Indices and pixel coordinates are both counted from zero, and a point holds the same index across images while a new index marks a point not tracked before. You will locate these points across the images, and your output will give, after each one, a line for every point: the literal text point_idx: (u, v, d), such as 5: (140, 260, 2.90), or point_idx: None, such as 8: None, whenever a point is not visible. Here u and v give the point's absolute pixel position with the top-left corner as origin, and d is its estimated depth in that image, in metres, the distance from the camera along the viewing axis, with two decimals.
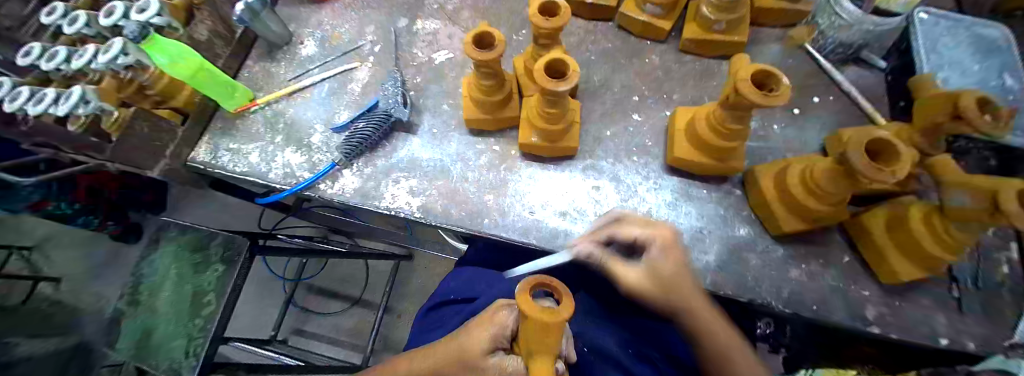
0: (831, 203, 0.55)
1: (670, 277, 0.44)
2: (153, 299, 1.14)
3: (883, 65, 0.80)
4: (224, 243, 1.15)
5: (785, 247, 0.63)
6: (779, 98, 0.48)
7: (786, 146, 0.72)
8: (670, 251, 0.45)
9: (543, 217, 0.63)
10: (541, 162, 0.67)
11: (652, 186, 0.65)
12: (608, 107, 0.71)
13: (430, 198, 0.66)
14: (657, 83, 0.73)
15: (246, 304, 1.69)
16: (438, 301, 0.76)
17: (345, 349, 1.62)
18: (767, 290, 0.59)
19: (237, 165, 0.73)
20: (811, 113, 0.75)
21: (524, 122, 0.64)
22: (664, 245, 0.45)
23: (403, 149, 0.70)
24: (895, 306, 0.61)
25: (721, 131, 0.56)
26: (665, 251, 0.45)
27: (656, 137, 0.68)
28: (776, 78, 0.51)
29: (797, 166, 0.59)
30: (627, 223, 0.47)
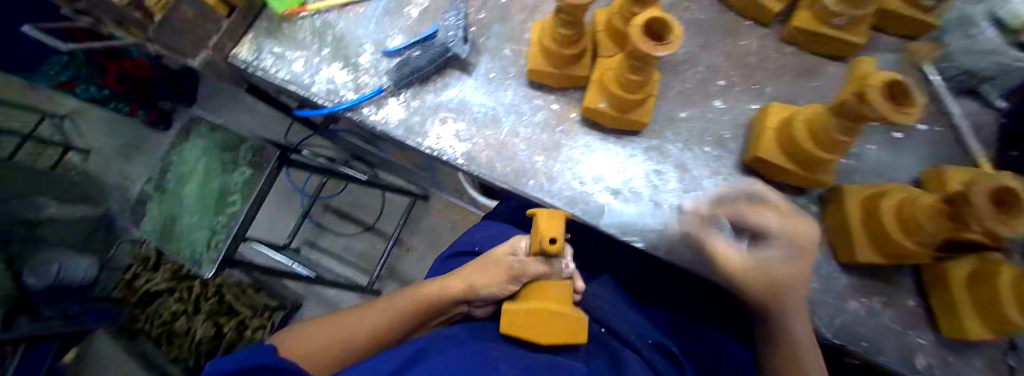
0: (921, 241, 0.49)
1: (772, 287, 0.40)
2: (178, 188, 1.18)
3: (1002, 105, 0.66)
4: (254, 148, 1.15)
5: (846, 275, 0.58)
6: (914, 117, 0.41)
7: (874, 168, 0.64)
8: (800, 257, 0.39)
9: (592, 191, 0.59)
10: (602, 132, 0.62)
11: (720, 183, 0.60)
12: (687, 86, 0.63)
13: (475, 146, 0.61)
14: (750, 70, 0.64)
15: (265, 210, 1.74)
16: (460, 249, 0.78)
17: (353, 270, 1.67)
18: (817, 315, 0.56)
19: (280, 71, 0.69)
20: (911, 137, 0.66)
21: (595, 83, 0.57)
22: (794, 248, 0.39)
23: (455, 88, 0.64)
24: (947, 361, 0.56)
25: (823, 139, 0.49)
26: (794, 260, 0.39)
27: (735, 130, 0.62)
28: (904, 90, 0.44)
29: (892, 196, 0.52)
30: (758, 210, 0.41)
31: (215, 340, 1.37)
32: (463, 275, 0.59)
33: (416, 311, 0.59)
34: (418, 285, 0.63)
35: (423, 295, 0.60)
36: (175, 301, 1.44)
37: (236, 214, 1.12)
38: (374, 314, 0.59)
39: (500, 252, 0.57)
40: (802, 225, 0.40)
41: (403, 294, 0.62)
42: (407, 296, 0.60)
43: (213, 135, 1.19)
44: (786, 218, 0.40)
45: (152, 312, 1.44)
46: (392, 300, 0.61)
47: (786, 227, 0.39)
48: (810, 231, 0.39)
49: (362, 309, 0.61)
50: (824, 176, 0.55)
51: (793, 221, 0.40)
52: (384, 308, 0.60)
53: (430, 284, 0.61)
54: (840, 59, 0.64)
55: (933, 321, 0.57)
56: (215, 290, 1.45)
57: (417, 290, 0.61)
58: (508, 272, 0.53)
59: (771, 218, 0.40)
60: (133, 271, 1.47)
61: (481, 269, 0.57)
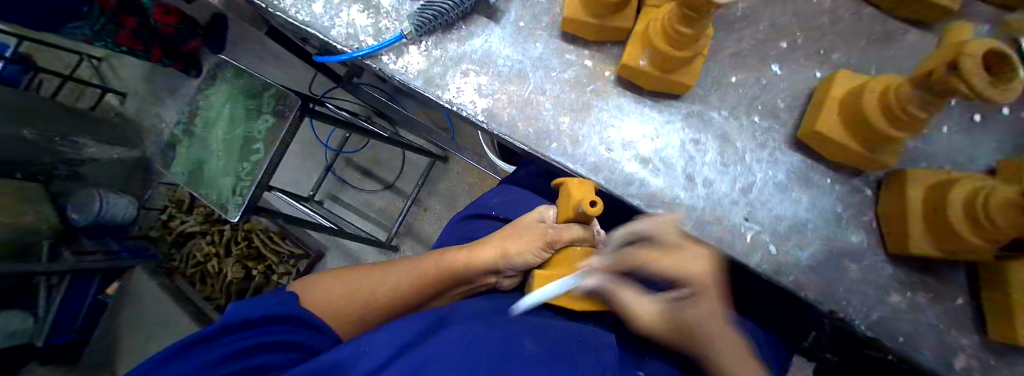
0: (994, 239, 0.43)
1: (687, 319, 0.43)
2: (206, 133, 1.20)
3: None
4: (277, 96, 1.14)
5: (893, 268, 0.53)
6: (1005, 94, 0.37)
7: (946, 153, 0.57)
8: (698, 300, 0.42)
9: (620, 159, 0.55)
10: (638, 94, 0.56)
11: (764, 158, 0.55)
12: (743, 47, 0.56)
13: (498, 102, 0.58)
14: (818, 31, 0.56)
15: (290, 161, 1.77)
16: (477, 212, 0.76)
17: (372, 225, 1.71)
18: (853, 307, 0.52)
19: (299, 11, 0.64)
20: (995, 122, 0.57)
21: (636, 37, 0.52)
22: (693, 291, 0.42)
23: (480, 37, 0.60)
24: (990, 367, 0.51)
25: (893, 114, 0.43)
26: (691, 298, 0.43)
27: (791, 100, 0.55)
28: (1004, 59, 0.36)
29: (962, 185, 0.45)
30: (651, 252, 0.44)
31: (243, 282, 1.50)
32: (493, 242, 0.58)
33: (436, 279, 0.57)
34: (441, 252, 0.61)
35: (445, 264, 0.58)
36: (208, 244, 1.56)
37: (260, 162, 1.11)
38: (396, 276, 0.58)
39: (529, 218, 0.58)
40: (693, 261, 0.42)
41: (424, 261, 0.60)
42: (429, 264, 0.59)
43: (237, 80, 1.18)
44: (675, 258, 0.43)
45: (186, 251, 1.56)
46: (413, 265, 0.59)
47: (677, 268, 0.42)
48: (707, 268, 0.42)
49: (381, 272, 0.59)
50: (890, 158, 0.49)
51: (695, 263, 0.42)
52: (408, 270, 0.59)
53: (455, 254, 0.59)
54: (926, 23, 0.55)
55: (981, 324, 0.52)
56: (244, 235, 1.55)
57: (443, 256, 0.59)
58: (542, 238, 0.53)
59: (662, 261, 0.43)
60: (170, 213, 1.59)
61: (513, 237, 0.56)
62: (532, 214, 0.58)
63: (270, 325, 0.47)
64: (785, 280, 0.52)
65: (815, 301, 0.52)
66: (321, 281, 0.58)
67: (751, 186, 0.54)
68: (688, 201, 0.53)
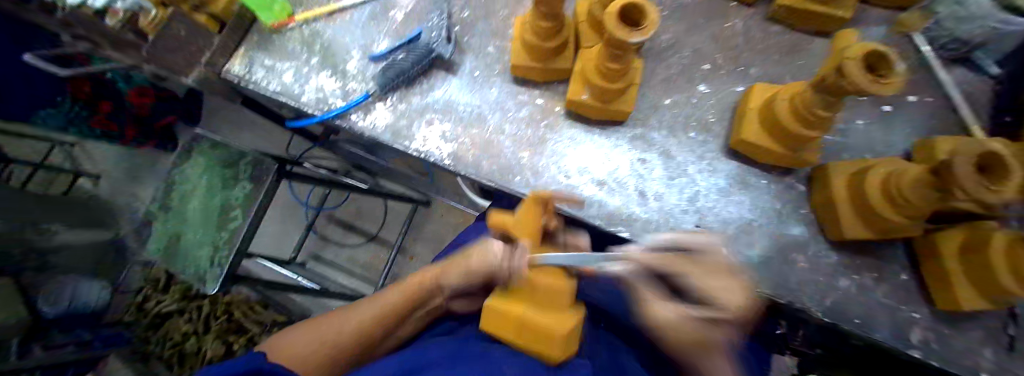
0: (910, 215, 0.49)
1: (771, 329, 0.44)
2: (182, 206, 1.20)
3: (993, 72, 0.65)
4: (253, 162, 1.16)
5: (838, 254, 0.58)
6: (890, 88, 0.41)
7: (865, 145, 0.64)
8: (721, 325, 0.31)
9: (579, 183, 0.60)
10: (586, 124, 0.62)
11: (705, 168, 0.60)
12: (671, 72, 0.64)
13: (462, 145, 0.62)
14: (734, 53, 0.64)
15: (269, 223, 1.76)
16: (455, 248, 0.79)
17: (357, 279, 1.69)
18: (808, 296, 0.56)
19: (271, 83, 0.70)
20: (901, 112, 0.65)
21: (577, 75, 0.58)
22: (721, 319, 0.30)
23: (440, 89, 0.65)
24: (944, 336, 0.55)
25: (802, 115, 0.50)
26: (715, 326, 0.31)
27: (720, 114, 0.62)
28: (884, 59, 0.43)
29: (878, 171, 0.51)
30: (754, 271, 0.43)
31: (225, 357, 1.44)
32: (446, 269, 0.59)
33: (404, 302, 0.59)
34: (406, 277, 0.62)
35: (412, 282, 0.60)
36: (186, 321, 1.51)
37: (238, 229, 1.12)
38: (363, 307, 0.59)
39: (481, 252, 0.56)
40: (732, 286, 0.31)
41: (390, 289, 0.61)
42: (394, 289, 0.60)
43: (213, 150, 1.20)
44: (712, 275, 0.31)
45: (162, 332, 1.51)
46: (379, 296, 0.60)
47: (708, 292, 0.30)
48: (743, 297, 0.30)
49: (348, 310, 0.59)
50: (812, 155, 0.55)
51: (733, 287, 0.30)
52: (372, 306, 0.58)
53: (419, 273, 0.61)
54: (824, 36, 0.64)
55: (927, 297, 0.57)
56: (224, 308, 1.53)
57: (403, 285, 0.60)
58: (487, 267, 0.54)
59: (703, 278, 0.31)
60: (145, 294, 1.57)
61: (464, 263, 0.57)
62: (486, 242, 0.56)
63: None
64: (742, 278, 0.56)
65: (774, 296, 0.56)
66: (293, 332, 0.57)
67: (699, 195, 0.59)
68: (644, 215, 0.58)
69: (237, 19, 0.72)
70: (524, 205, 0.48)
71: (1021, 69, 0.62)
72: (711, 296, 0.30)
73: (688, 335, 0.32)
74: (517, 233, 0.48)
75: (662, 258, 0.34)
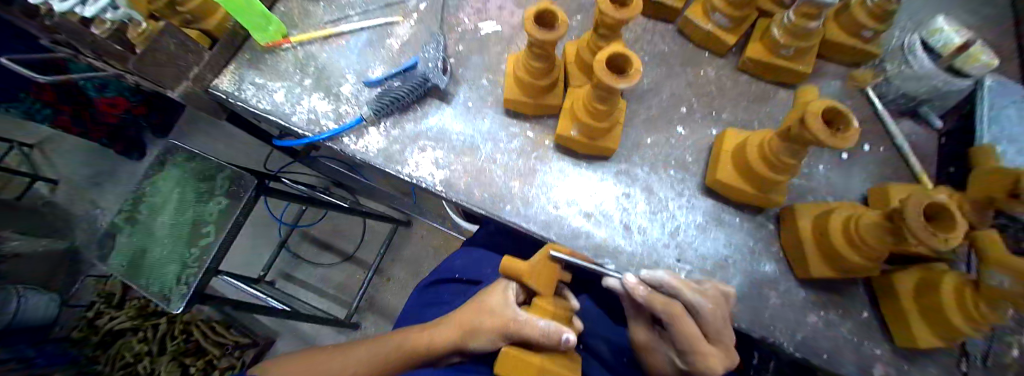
0: (868, 257, 0.53)
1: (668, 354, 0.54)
2: (150, 219, 1.15)
3: (938, 125, 0.72)
4: (230, 177, 1.13)
5: (805, 289, 0.62)
6: (849, 141, 0.45)
7: (828, 188, 0.69)
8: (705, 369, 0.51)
9: (566, 214, 0.62)
10: (575, 158, 0.65)
11: (685, 204, 0.64)
12: (652, 113, 0.68)
13: (453, 172, 0.64)
14: (709, 98, 0.70)
15: (240, 238, 1.70)
16: (436, 277, 0.79)
17: (332, 301, 1.64)
18: (780, 330, 0.59)
19: (261, 101, 0.70)
20: (858, 159, 0.71)
21: (566, 112, 0.61)
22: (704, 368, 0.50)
23: (433, 117, 0.67)
24: (903, 369, 0.59)
25: (772, 161, 0.54)
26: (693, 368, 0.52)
27: (697, 154, 0.66)
28: (845, 117, 0.47)
29: (840, 214, 0.56)
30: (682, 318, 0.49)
31: None
32: (456, 319, 0.58)
33: (397, 360, 0.58)
34: (405, 331, 0.61)
35: (409, 345, 0.58)
36: (139, 341, 1.43)
37: (209, 246, 1.07)
38: (356, 359, 0.59)
39: (497, 303, 0.56)
40: (712, 351, 0.49)
41: (386, 340, 0.61)
42: (390, 346, 0.59)
43: (188, 164, 1.16)
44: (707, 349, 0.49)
45: (114, 352, 1.42)
46: (372, 348, 0.60)
47: (701, 358, 0.48)
48: (724, 362, 0.49)
49: (343, 352, 0.61)
50: (780, 196, 0.60)
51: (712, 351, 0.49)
52: (365, 352, 0.60)
53: (417, 334, 0.59)
54: (789, 87, 0.70)
55: (888, 333, 0.61)
56: (183, 327, 1.46)
57: (404, 336, 0.60)
58: (504, 326, 0.52)
59: (691, 340, 0.48)
60: (97, 309, 1.47)
61: (478, 316, 0.56)
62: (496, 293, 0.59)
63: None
64: None
65: (749, 329, 0.59)
66: (287, 361, 0.60)
67: (679, 229, 0.62)
68: (627, 248, 0.60)
69: (230, 35, 0.72)
70: (537, 255, 0.53)
71: (963, 125, 0.69)
72: (696, 352, 0.49)
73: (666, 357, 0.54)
74: (530, 283, 0.52)
75: (654, 302, 0.49)
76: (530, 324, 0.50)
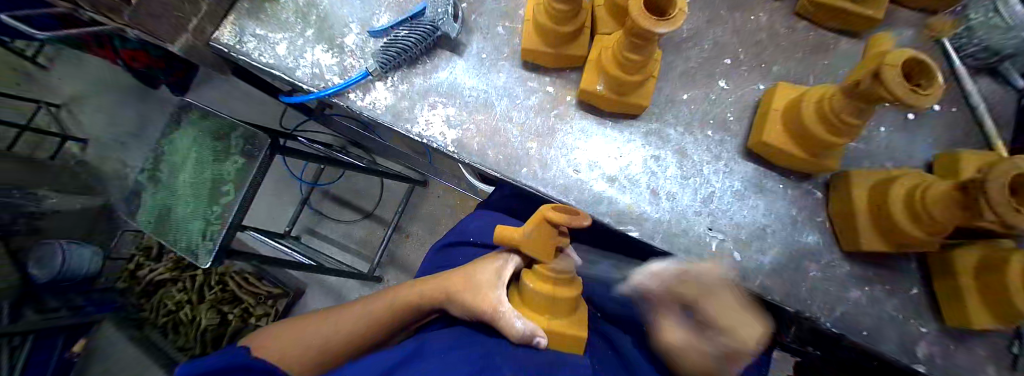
0: (931, 231, 0.47)
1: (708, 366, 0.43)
2: (172, 178, 1.16)
3: (1022, 84, 0.62)
4: (246, 137, 1.10)
5: (849, 263, 0.57)
6: (931, 99, 0.38)
7: (887, 152, 0.61)
8: (737, 356, 0.42)
9: (588, 179, 0.57)
10: (599, 116, 0.59)
11: (721, 168, 0.58)
12: (690, 66, 0.60)
13: (467, 132, 0.59)
14: (758, 47, 0.61)
15: (262, 197, 1.73)
16: (453, 239, 0.77)
17: (353, 256, 1.67)
18: (817, 305, 0.55)
19: (263, 55, 0.66)
20: (924, 119, 0.62)
21: (591, 64, 0.55)
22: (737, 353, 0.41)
23: (444, 70, 0.61)
24: (949, 349, 0.54)
25: (830, 121, 0.47)
26: (731, 358, 0.42)
27: (739, 113, 0.59)
28: (926, 67, 0.39)
29: (902, 182, 0.49)
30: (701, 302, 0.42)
31: (219, 328, 1.46)
32: (442, 282, 0.57)
33: (391, 316, 0.58)
34: (394, 289, 0.61)
35: (398, 300, 0.58)
36: (179, 291, 1.51)
37: (230, 204, 1.08)
38: (351, 319, 0.59)
39: (485, 278, 0.55)
40: (747, 331, 0.40)
41: (377, 299, 0.61)
42: (382, 303, 0.59)
43: (203, 122, 1.15)
44: (736, 321, 0.40)
45: (155, 302, 1.52)
46: (365, 307, 0.60)
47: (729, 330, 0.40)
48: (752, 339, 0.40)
49: (338, 313, 0.60)
50: (833, 161, 0.53)
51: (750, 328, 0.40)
52: (359, 312, 0.59)
53: (405, 291, 0.59)
54: (853, 35, 0.61)
55: (937, 311, 0.55)
56: (218, 279, 1.53)
57: (396, 294, 0.59)
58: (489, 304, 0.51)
59: (725, 317, 0.40)
60: (137, 261, 1.56)
61: (464, 284, 0.55)
62: (488, 260, 0.58)
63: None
64: (752, 284, 0.55)
65: (782, 303, 0.55)
66: (280, 328, 0.60)
67: (713, 196, 0.57)
68: (654, 215, 0.56)
69: None
70: (529, 223, 0.48)
71: None
72: (722, 332, 0.41)
73: (702, 357, 0.44)
74: (528, 252, 0.49)
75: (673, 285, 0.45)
76: (507, 320, 0.50)
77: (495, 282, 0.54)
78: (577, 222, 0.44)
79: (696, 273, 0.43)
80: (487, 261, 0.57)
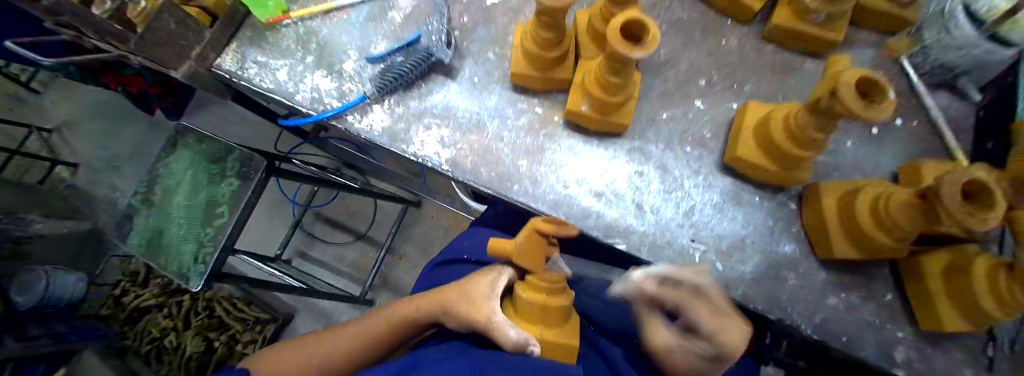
0: (898, 237, 0.50)
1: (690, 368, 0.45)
2: (165, 201, 1.17)
3: (976, 99, 0.67)
4: (241, 159, 1.13)
5: (826, 271, 0.59)
6: (884, 114, 0.42)
7: (855, 166, 0.65)
8: (720, 361, 0.43)
9: (576, 194, 0.60)
10: (585, 135, 0.63)
11: (701, 183, 0.61)
12: (669, 87, 0.65)
13: (460, 152, 0.62)
14: (730, 69, 0.66)
15: (255, 219, 1.73)
16: (447, 257, 0.79)
17: (346, 278, 1.66)
18: (799, 312, 0.57)
19: (264, 80, 0.69)
20: (888, 133, 0.67)
21: (576, 85, 0.59)
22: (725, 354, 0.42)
23: (438, 94, 0.65)
24: (925, 353, 0.56)
25: (798, 136, 0.50)
26: (714, 361, 0.43)
27: (716, 131, 0.63)
28: (879, 85, 0.43)
29: (867, 192, 0.52)
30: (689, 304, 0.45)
31: (204, 356, 1.42)
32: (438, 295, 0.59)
33: (390, 332, 0.59)
34: (390, 306, 0.62)
35: (395, 316, 0.59)
36: (164, 317, 1.49)
37: (224, 226, 1.08)
38: (347, 336, 0.59)
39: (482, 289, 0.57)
40: (730, 331, 0.42)
41: (374, 316, 0.62)
42: (378, 320, 0.60)
43: (199, 145, 1.17)
44: (721, 322, 0.43)
45: (140, 329, 1.49)
46: (362, 324, 0.61)
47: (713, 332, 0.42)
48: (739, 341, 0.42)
49: (334, 332, 0.61)
50: (804, 173, 0.57)
51: (734, 331, 0.43)
52: (355, 330, 0.60)
53: (402, 307, 0.61)
54: (817, 57, 0.66)
55: (912, 316, 0.58)
56: (206, 304, 1.52)
57: (393, 309, 0.61)
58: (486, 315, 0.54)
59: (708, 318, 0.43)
60: (122, 287, 1.54)
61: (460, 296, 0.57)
62: (482, 274, 0.60)
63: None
64: (735, 293, 0.57)
65: (765, 311, 0.57)
66: (275, 350, 0.60)
67: (695, 209, 0.60)
68: (639, 228, 0.59)
69: (230, 15, 0.70)
70: (521, 235, 0.52)
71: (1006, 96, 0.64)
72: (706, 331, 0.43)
73: (686, 360, 0.45)
74: (520, 263, 0.52)
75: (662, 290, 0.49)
76: (502, 330, 0.52)
77: (489, 294, 0.56)
78: (565, 231, 0.50)
79: (687, 278, 0.48)
80: (484, 275, 0.59)
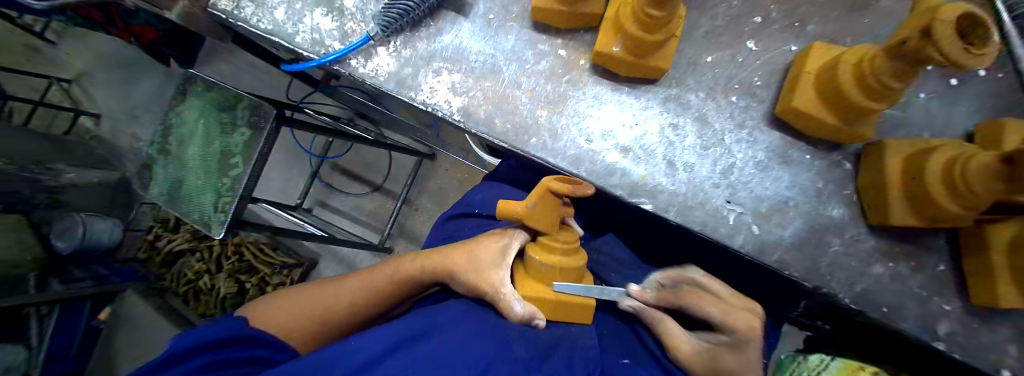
0: (973, 206, 0.43)
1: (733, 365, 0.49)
2: (181, 150, 1.16)
3: None
4: (251, 108, 1.08)
5: (875, 239, 0.54)
6: (983, 60, 0.34)
7: (924, 122, 0.57)
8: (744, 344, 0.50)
9: (601, 149, 0.55)
10: (614, 82, 0.56)
11: (743, 138, 0.55)
12: (716, 25, 0.56)
13: (473, 100, 0.56)
14: (791, 5, 0.56)
15: (274, 170, 1.74)
16: (461, 211, 0.76)
17: (364, 228, 1.69)
18: (838, 282, 0.53)
19: (261, 20, 0.62)
20: (967, 86, 0.57)
21: (608, 22, 0.51)
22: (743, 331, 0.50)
23: (449, 33, 0.58)
24: (973, 328, 0.52)
25: (869, 85, 0.43)
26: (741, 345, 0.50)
27: (766, 78, 0.55)
28: (978, 23, 0.35)
29: (943, 152, 0.45)
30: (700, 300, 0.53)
31: (238, 297, 1.50)
32: (445, 256, 0.57)
33: (392, 288, 0.59)
34: (395, 261, 0.62)
35: (399, 273, 0.59)
36: (198, 261, 1.56)
37: (238, 177, 1.07)
38: (352, 289, 0.59)
39: (490, 249, 0.54)
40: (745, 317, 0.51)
41: (378, 270, 0.61)
42: (382, 276, 0.60)
43: (208, 94, 1.13)
44: (727, 308, 0.52)
45: (176, 270, 1.57)
46: (367, 276, 0.61)
47: (721, 316, 0.51)
48: (753, 323, 0.50)
49: (336, 283, 0.61)
50: (868, 129, 0.49)
51: (744, 316, 0.51)
52: (359, 283, 0.60)
53: (406, 265, 0.60)
54: None
55: (963, 289, 0.53)
56: (235, 249, 1.57)
57: (399, 265, 0.60)
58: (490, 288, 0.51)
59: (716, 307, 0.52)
60: (156, 232, 1.60)
61: (467, 254, 0.55)
62: (492, 238, 0.56)
63: (225, 349, 0.49)
64: (771, 259, 0.53)
65: (801, 278, 0.53)
66: (269, 299, 0.59)
67: (734, 167, 0.54)
68: (669, 187, 0.54)
69: None
70: (531, 197, 0.47)
71: None
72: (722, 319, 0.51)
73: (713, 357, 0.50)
74: (531, 225, 0.48)
75: (664, 294, 0.56)
76: (506, 304, 0.49)
77: (499, 262, 0.53)
78: (579, 191, 0.43)
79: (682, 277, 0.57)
80: (491, 239, 0.56)
